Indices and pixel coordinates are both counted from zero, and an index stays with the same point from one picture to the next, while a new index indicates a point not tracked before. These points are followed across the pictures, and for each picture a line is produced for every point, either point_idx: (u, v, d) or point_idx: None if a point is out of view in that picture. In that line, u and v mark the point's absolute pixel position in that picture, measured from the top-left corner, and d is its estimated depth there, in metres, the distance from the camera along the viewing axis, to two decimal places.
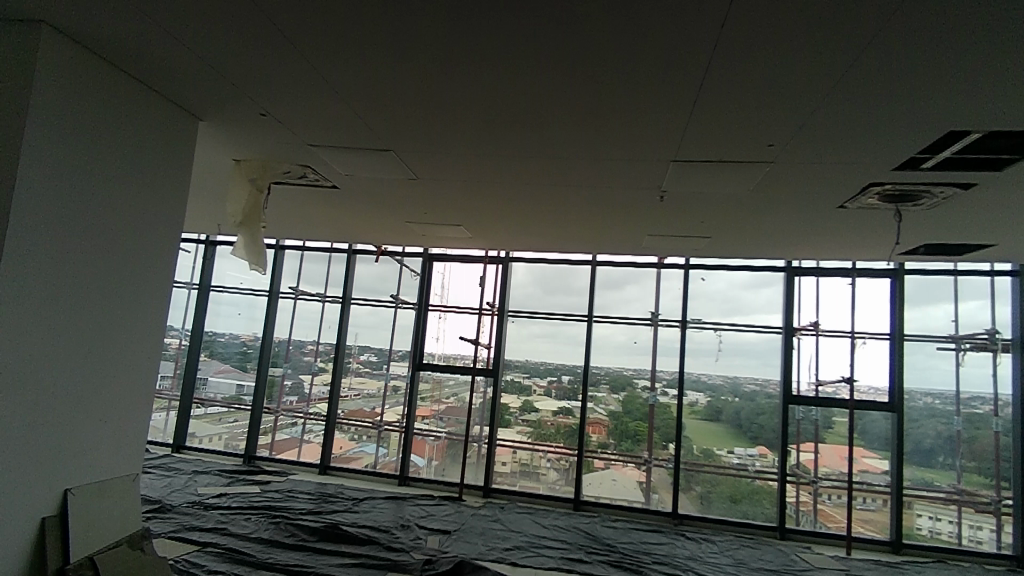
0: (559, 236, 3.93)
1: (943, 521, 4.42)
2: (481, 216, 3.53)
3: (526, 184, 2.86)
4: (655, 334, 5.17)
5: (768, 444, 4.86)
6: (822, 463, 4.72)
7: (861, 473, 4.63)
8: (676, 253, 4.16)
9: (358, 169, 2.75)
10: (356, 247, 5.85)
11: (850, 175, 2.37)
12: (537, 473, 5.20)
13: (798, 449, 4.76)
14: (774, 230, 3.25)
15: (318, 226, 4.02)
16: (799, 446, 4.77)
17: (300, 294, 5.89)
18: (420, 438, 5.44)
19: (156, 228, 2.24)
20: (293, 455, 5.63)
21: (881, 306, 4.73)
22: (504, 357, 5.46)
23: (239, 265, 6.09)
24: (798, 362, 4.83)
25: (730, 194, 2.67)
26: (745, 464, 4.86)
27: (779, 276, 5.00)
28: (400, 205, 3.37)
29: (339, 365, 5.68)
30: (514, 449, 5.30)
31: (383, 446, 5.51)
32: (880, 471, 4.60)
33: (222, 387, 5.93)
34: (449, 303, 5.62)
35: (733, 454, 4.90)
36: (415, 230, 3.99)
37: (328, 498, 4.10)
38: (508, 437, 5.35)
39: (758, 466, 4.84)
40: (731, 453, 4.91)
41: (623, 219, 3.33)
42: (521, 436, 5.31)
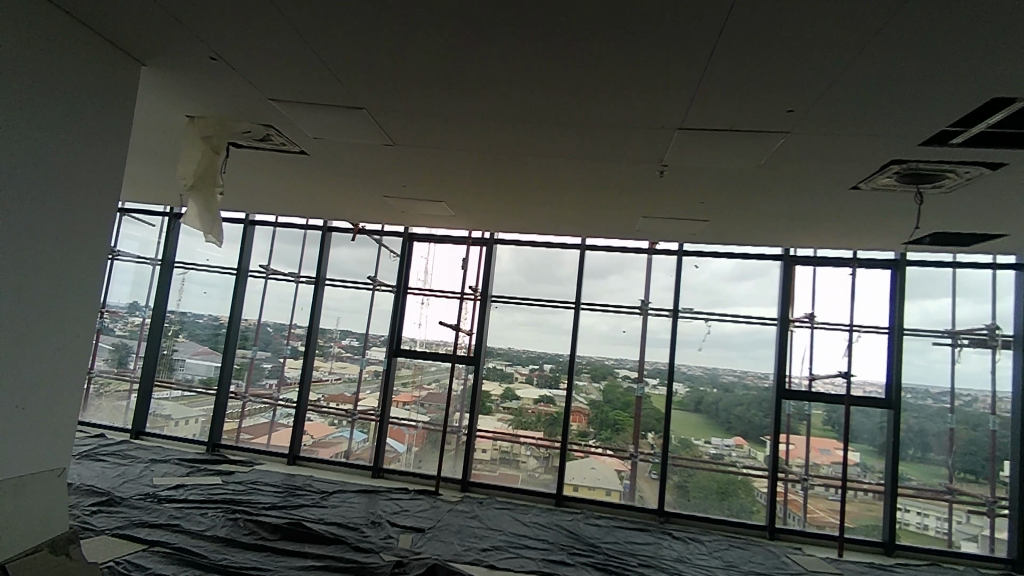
0: (547, 217, 3.69)
1: (932, 517, 4.30)
2: (465, 191, 3.28)
3: (513, 154, 2.60)
4: (644, 323, 4.96)
5: (745, 435, 4.72)
6: (793, 456, 4.59)
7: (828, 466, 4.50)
8: (669, 238, 3.95)
9: (328, 131, 2.46)
10: (332, 224, 5.54)
11: (870, 150, 2.14)
12: (516, 460, 4.99)
13: (772, 441, 4.62)
14: (780, 213, 3.02)
15: (288, 199, 3.72)
16: (773, 438, 4.63)
17: (270, 273, 5.57)
18: (398, 427, 5.19)
19: (95, 187, 1.95)
20: (263, 442, 5.37)
21: (881, 298, 4.55)
22: (486, 344, 5.22)
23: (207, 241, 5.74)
24: (791, 355, 4.67)
25: (738, 171, 2.44)
26: (722, 455, 4.71)
27: (774, 264, 4.80)
28: (376, 176, 3.08)
29: (311, 348, 5.40)
30: (494, 437, 5.06)
31: (358, 432, 5.26)
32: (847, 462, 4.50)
33: (199, 369, 5.58)
34: (431, 285, 5.34)
35: (710, 444, 4.74)
36: (394, 207, 3.71)
37: (294, 492, 3.83)
38: (488, 426, 5.13)
39: (735, 456, 4.70)
40: (708, 443, 4.75)
41: (616, 198, 3.09)
42: (502, 425, 5.10)
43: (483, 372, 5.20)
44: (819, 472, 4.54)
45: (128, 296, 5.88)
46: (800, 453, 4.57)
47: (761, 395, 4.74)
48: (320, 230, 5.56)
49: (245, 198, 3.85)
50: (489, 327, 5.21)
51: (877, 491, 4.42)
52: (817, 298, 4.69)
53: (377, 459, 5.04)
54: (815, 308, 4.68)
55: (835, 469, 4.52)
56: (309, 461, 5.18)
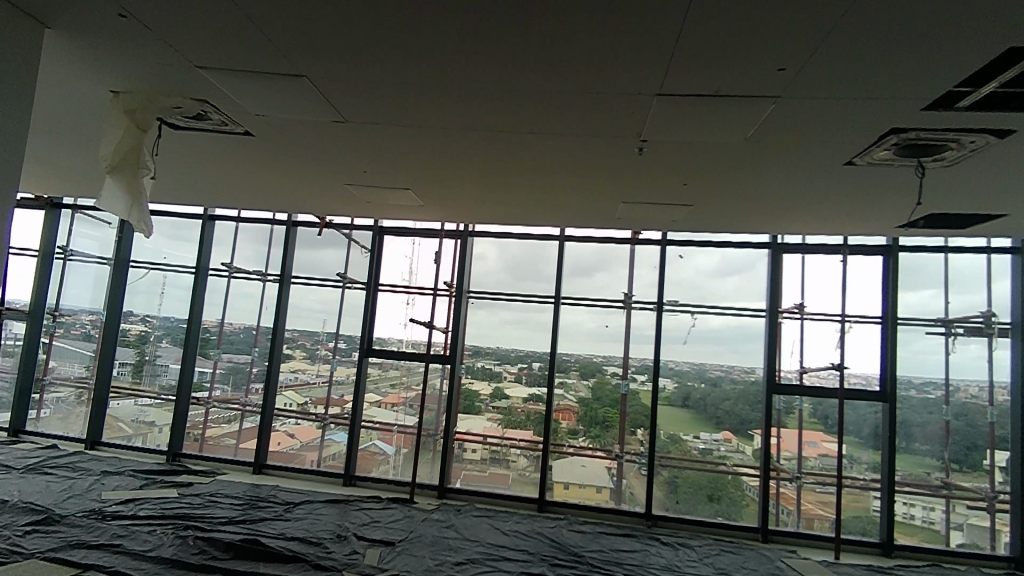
0: (524, 204, 3.45)
1: (931, 510, 4.14)
2: (432, 177, 3.04)
3: (479, 132, 2.36)
4: (628, 318, 4.75)
5: (734, 429, 4.55)
6: (784, 448, 4.41)
7: (820, 458, 4.33)
8: (651, 227, 3.74)
9: (270, 105, 2.21)
10: (299, 219, 5.27)
11: (869, 117, 1.94)
12: (506, 460, 4.78)
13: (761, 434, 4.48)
14: (770, 195, 2.82)
15: (243, 188, 3.46)
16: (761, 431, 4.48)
17: (233, 271, 5.29)
18: (387, 427, 4.97)
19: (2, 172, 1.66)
20: (232, 452, 5.10)
21: (873, 287, 4.39)
22: (463, 342, 4.99)
23: (165, 238, 5.43)
24: (781, 347, 4.49)
25: (725, 145, 2.22)
26: (710, 450, 4.54)
27: (761, 253, 4.62)
28: (334, 160, 2.83)
29: (277, 349, 5.12)
30: (484, 437, 4.85)
31: (337, 433, 4.99)
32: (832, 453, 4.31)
33: (170, 375, 5.29)
34: (414, 284, 5.09)
35: (699, 439, 4.57)
36: (357, 196, 3.47)
37: (256, 504, 3.57)
38: (479, 425, 4.91)
39: (723, 451, 4.52)
40: (697, 439, 4.57)
41: (594, 180, 2.86)
42: (493, 424, 4.87)
43: (461, 371, 4.96)
44: (810, 468, 4.36)
45: (85, 298, 5.56)
46: (789, 447, 4.40)
47: (749, 388, 4.57)
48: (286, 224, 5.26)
49: (197, 189, 3.58)
50: (464, 324, 4.98)
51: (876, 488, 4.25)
52: (807, 289, 4.51)
53: (349, 467, 4.79)
54: (805, 298, 4.50)
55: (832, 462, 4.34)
56: (274, 469, 4.93)
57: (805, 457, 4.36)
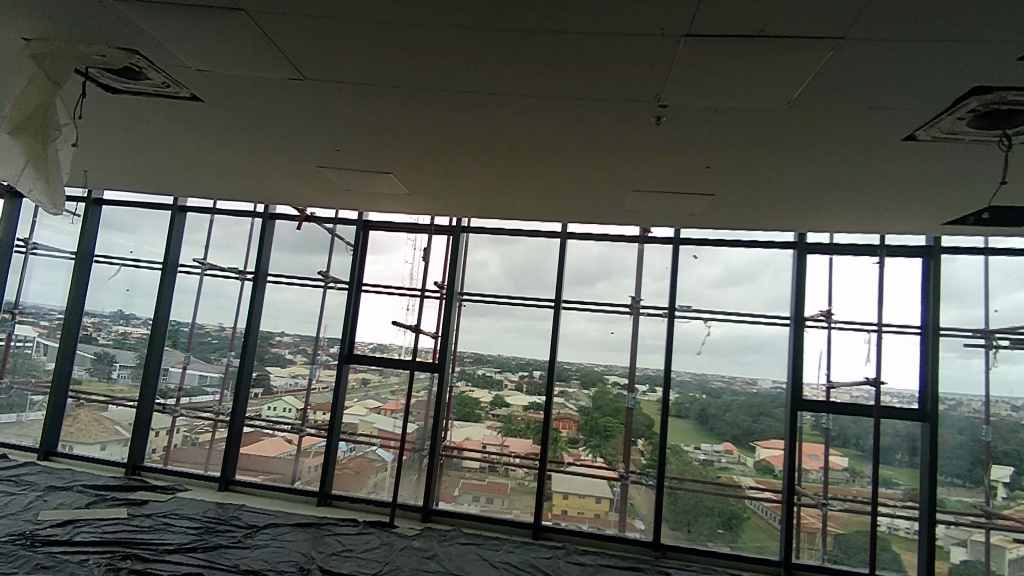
0: (520, 193, 3.06)
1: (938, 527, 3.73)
2: (416, 158, 2.65)
3: (463, 98, 1.96)
4: (636, 326, 4.36)
5: (736, 439, 4.16)
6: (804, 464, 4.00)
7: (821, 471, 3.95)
8: (664, 222, 3.37)
9: (211, 54, 1.82)
10: (277, 211, 4.90)
11: (944, 71, 1.55)
12: (504, 469, 4.38)
13: (761, 446, 4.13)
14: (809, 179, 2.41)
15: (204, 168, 3.09)
16: (761, 443, 4.13)
17: (207, 268, 4.91)
18: (389, 432, 4.58)
19: None
20: (200, 468, 4.72)
21: (912, 293, 3.98)
22: (454, 348, 4.58)
23: (131, 231, 5.07)
24: (807, 359, 4.07)
25: (763, 110, 1.83)
26: (711, 461, 4.14)
27: (786, 253, 4.22)
28: (299, 134, 2.44)
29: (248, 353, 4.73)
30: (484, 445, 4.46)
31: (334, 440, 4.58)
32: (845, 470, 3.94)
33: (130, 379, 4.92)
34: (415, 284, 4.67)
35: (700, 450, 4.16)
36: (335, 182, 3.10)
37: (213, 529, 3.18)
38: (478, 433, 4.49)
39: (724, 463, 4.13)
40: (698, 450, 4.16)
41: (600, 161, 2.46)
42: (491, 432, 4.47)
43: (452, 378, 4.55)
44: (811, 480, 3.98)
45: (45, 295, 5.18)
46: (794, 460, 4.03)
47: (752, 400, 4.19)
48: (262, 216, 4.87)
49: (154, 167, 3.21)
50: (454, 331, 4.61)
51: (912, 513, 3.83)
52: (835, 295, 4.09)
53: (325, 484, 4.40)
54: (833, 305, 4.08)
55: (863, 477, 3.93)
56: (243, 487, 4.54)
57: (821, 475, 3.95)
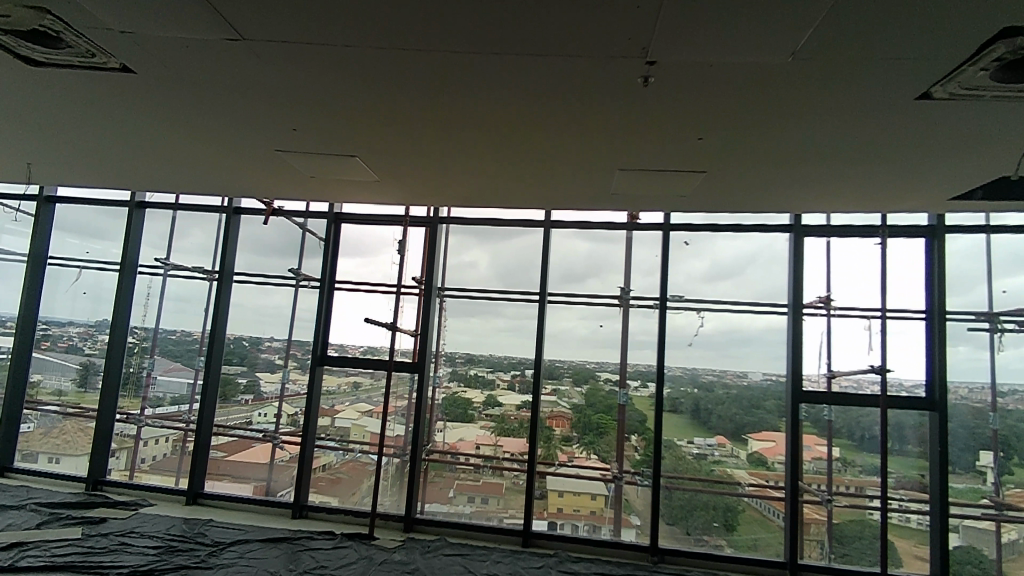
0: (500, 175, 2.83)
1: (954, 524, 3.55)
2: (382, 137, 2.42)
3: (426, 59, 1.73)
4: (626, 319, 4.16)
5: (729, 431, 4.00)
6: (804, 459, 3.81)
7: (814, 462, 3.79)
8: (653, 205, 3.17)
9: (131, 13, 1.57)
10: (242, 204, 4.64)
11: (970, 12, 1.35)
12: (501, 468, 4.17)
13: (753, 437, 3.95)
14: (810, 147, 2.21)
15: (153, 155, 2.85)
16: (753, 434, 3.95)
17: (171, 268, 4.67)
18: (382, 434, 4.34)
19: None
20: (168, 481, 4.47)
21: (914, 274, 3.77)
22: (436, 346, 4.37)
23: (88, 230, 4.82)
24: (806, 349, 3.88)
25: (764, 62, 1.62)
26: (705, 456, 3.97)
27: (780, 238, 4.03)
28: (248, 110, 2.20)
29: (215, 357, 4.48)
30: (478, 445, 4.25)
31: (333, 443, 4.37)
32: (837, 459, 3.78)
33: (86, 385, 4.69)
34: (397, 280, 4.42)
35: (693, 444, 3.99)
36: (298, 169, 2.86)
37: (175, 549, 2.94)
38: (472, 434, 4.28)
39: (718, 457, 3.96)
40: (691, 443, 3.99)
41: (582, 133, 2.24)
42: (486, 433, 4.25)
43: (437, 379, 4.35)
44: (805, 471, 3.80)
45: None
46: (781, 449, 3.88)
47: (742, 393, 4.01)
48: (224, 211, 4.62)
49: (94, 155, 2.96)
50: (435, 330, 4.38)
51: (921, 503, 3.66)
52: (834, 280, 3.90)
53: (301, 493, 4.16)
54: (832, 291, 3.88)
55: (866, 468, 3.75)
56: (212, 501, 4.30)
57: (818, 471, 3.79)
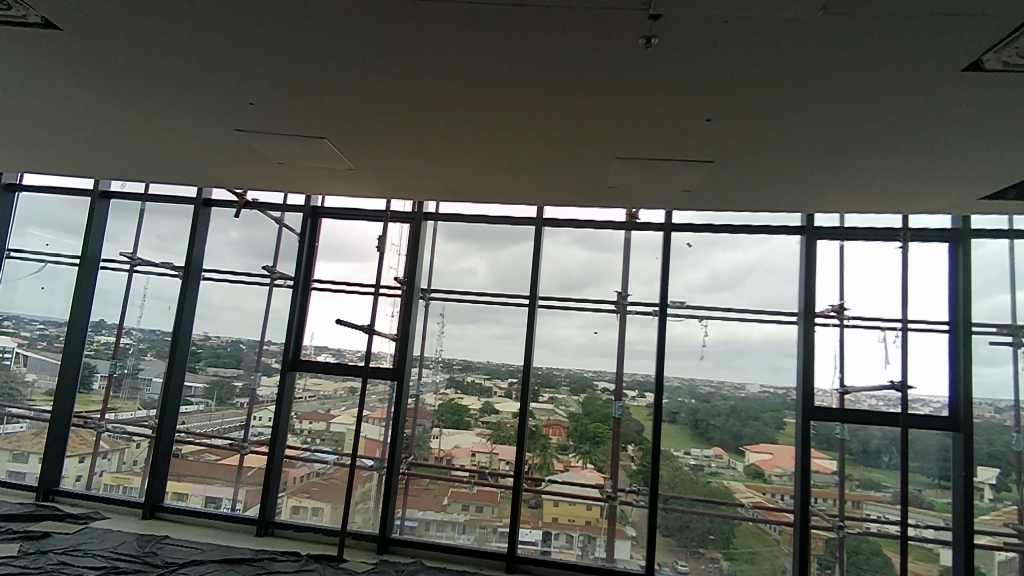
0: (487, 164, 2.58)
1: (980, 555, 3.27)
2: (351, 114, 2.17)
3: (390, 10, 1.48)
4: (623, 326, 3.89)
5: (728, 445, 3.72)
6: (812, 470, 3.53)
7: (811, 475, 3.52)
8: (653, 201, 2.92)
9: None
10: (212, 196, 4.40)
11: None
12: (496, 479, 3.89)
13: (749, 451, 3.68)
14: (832, 126, 1.96)
15: (102, 132, 2.62)
16: (749, 447, 3.69)
17: (137, 263, 4.42)
18: (375, 441, 4.06)
19: None
20: (124, 491, 4.22)
21: (937, 280, 3.51)
22: (417, 352, 4.09)
23: (50, 223, 4.60)
24: (818, 360, 3.61)
25: (785, 18, 1.37)
26: (701, 468, 3.70)
27: (793, 240, 3.77)
28: (197, 78, 1.95)
29: (178, 358, 4.24)
30: (472, 451, 3.98)
31: (327, 449, 4.08)
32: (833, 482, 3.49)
33: (41, 382, 4.46)
34: (378, 281, 4.19)
35: (689, 455, 3.72)
36: (265, 154, 2.62)
37: (120, 569, 2.67)
38: (467, 442, 3.99)
39: (714, 469, 3.69)
40: (687, 455, 3.72)
41: (576, 111, 1.98)
42: (481, 441, 3.96)
43: (419, 389, 4.08)
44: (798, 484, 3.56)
45: None
46: (778, 462, 3.63)
47: (740, 406, 3.73)
48: (195, 202, 4.38)
49: (43, 133, 2.73)
50: (428, 336, 4.10)
51: (942, 528, 3.36)
52: (848, 286, 3.63)
53: (265, 510, 3.87)
54: (846, 299, 3.61)
55: (881, 487, 3.46)
56: (171, 515, 4.04)
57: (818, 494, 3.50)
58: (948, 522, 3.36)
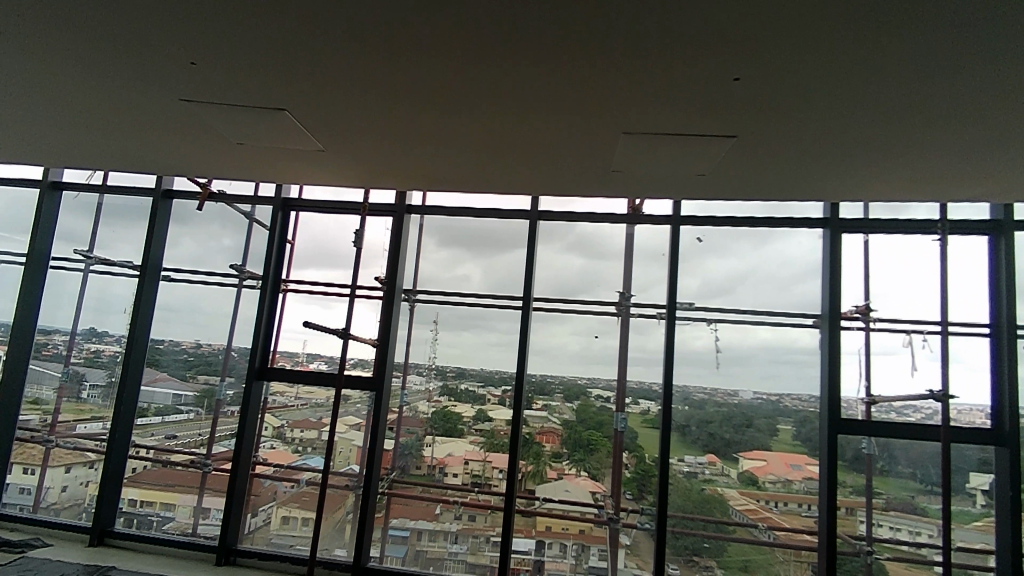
0: (475, 143, 2.26)
1: None
2: (315, 80, 1.85)
3: None
4: (624, 329, 3.59)
5: (719, 448, 3.43)
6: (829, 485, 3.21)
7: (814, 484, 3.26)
8: (660, 186, 2.61)
9: None
10: (172, 187, 4.10)
11: None
12: (491, 488, 3.55)
13: (743, 457, 3.41)
14: (884, 84, 1.67)
15: (27, 108, 2.28)
16: (743, 455, 3.40)
17: (93, 262, 4.09)
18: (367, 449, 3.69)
19: None
20: (71, 514, 3.85)
21: (979, 275, 3.22)
22: (401, 358, 3.77)
23: None
24: (843, 367, 3.29)
25: None
26: (694, 474, 3.40)
27: (815, 234, 3.49)
28: (126, 34, 1.63)
29: (133, 363, 3.88)
30: (466, 458, 3.63)
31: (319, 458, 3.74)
32: (857, 499, 3.19)
33: None
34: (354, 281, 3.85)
35: (682, 462, 3.41)
36: (222, 132, 2.29)
37: None
38: (459, 450, 3.65)
39: (707, 476, 3.39)
40: (679, 462, 3.41)
41: (578, 70, 1.67)
42: (475, 450, 3.62)
43: (402, 398, 3.74)
44: (790, 491, 3.31)
45: None
46: (772, 469, 3.35)
47: (755, 417, 3.43)
48: (155, 194, 4.07)
49: None
50: (418, 344, 3.76)
51: (986, 551, 3.05)
52: (875, 283, 3.33)
53: (226, 533, 3.53)
54: (871, 299, 3.31)
55: (908, 498, 3.16)
56: (123, 541, 3.68)
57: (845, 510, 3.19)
58: (993, 544, 3.05)
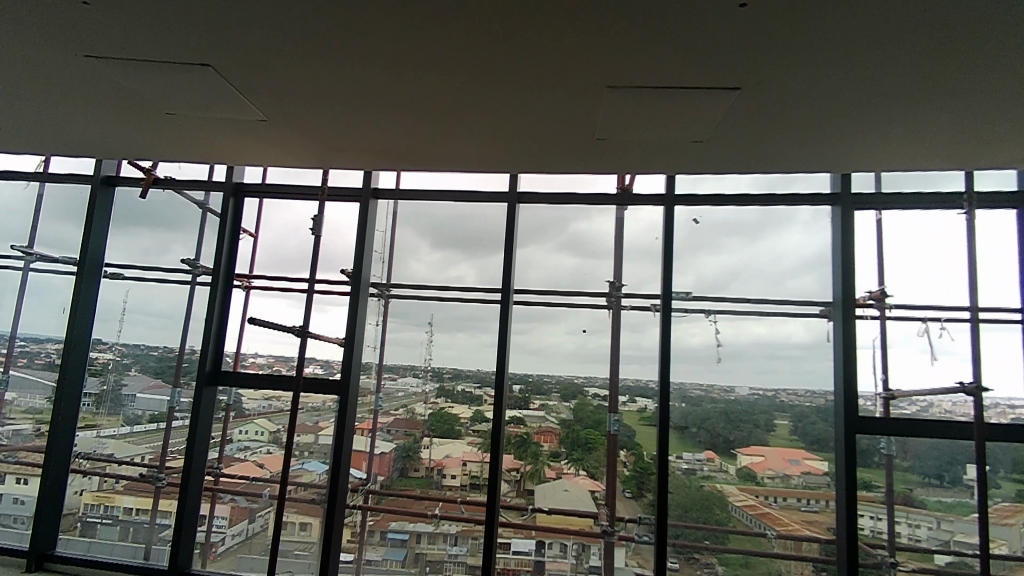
0: (441, 105, 1.96)
1: None
2: (239, 24, 1.53)
3: None
4: (616, 319, 3.31)
5: (717, 444, 3.15)
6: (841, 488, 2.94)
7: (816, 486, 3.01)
8: (653, 157, 2.32)
9: None
10: (116, 173, 3.81)
11: None
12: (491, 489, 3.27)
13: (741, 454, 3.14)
14: (929, 18, 1.36)
15: None
16: (742, 452, 3.14)
17: (32, 259, 3.77)
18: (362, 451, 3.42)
19: None
20: (9, 536, 3.56)
21: (1010, 251, 2.95)
22: (375, 356, 3.49)
23: None
24: (860, 358, 3.01)
25: None
26: (693, 472, 3.10)
27: (824, 210, 3.23)
28: None
29: (70, 369, 3.58)
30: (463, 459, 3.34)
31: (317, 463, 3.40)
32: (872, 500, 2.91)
33: None
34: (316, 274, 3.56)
35: (679, 460, 3.12)
36: (147, 96, 1.97)
37: None
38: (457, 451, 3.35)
39: (706, 474, 3.11)
40: (676, 459, 3.12)
41: (547, 6, 1.38)
42: (474, 452, 3.30)
43: (378, 403, 3.46)
44: (789, 486, 3.06)
45: None
46: (771, 465, 3.09)
47: (763, 414, 3.15)
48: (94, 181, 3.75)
49: None
50: (396, 343, 3.49)
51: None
52: (891, 264, 3.07)
53: (177, 556, 3.27)
54: (886, 283, 3.04)
55: (936, 498, 2.89)
56: (65, 565, 3.40)
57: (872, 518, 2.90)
58: None
